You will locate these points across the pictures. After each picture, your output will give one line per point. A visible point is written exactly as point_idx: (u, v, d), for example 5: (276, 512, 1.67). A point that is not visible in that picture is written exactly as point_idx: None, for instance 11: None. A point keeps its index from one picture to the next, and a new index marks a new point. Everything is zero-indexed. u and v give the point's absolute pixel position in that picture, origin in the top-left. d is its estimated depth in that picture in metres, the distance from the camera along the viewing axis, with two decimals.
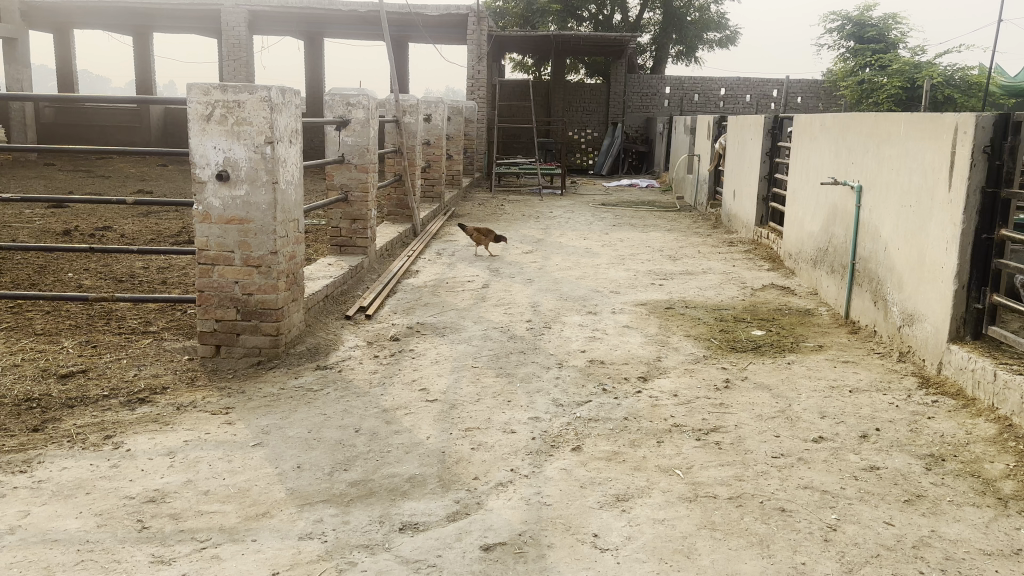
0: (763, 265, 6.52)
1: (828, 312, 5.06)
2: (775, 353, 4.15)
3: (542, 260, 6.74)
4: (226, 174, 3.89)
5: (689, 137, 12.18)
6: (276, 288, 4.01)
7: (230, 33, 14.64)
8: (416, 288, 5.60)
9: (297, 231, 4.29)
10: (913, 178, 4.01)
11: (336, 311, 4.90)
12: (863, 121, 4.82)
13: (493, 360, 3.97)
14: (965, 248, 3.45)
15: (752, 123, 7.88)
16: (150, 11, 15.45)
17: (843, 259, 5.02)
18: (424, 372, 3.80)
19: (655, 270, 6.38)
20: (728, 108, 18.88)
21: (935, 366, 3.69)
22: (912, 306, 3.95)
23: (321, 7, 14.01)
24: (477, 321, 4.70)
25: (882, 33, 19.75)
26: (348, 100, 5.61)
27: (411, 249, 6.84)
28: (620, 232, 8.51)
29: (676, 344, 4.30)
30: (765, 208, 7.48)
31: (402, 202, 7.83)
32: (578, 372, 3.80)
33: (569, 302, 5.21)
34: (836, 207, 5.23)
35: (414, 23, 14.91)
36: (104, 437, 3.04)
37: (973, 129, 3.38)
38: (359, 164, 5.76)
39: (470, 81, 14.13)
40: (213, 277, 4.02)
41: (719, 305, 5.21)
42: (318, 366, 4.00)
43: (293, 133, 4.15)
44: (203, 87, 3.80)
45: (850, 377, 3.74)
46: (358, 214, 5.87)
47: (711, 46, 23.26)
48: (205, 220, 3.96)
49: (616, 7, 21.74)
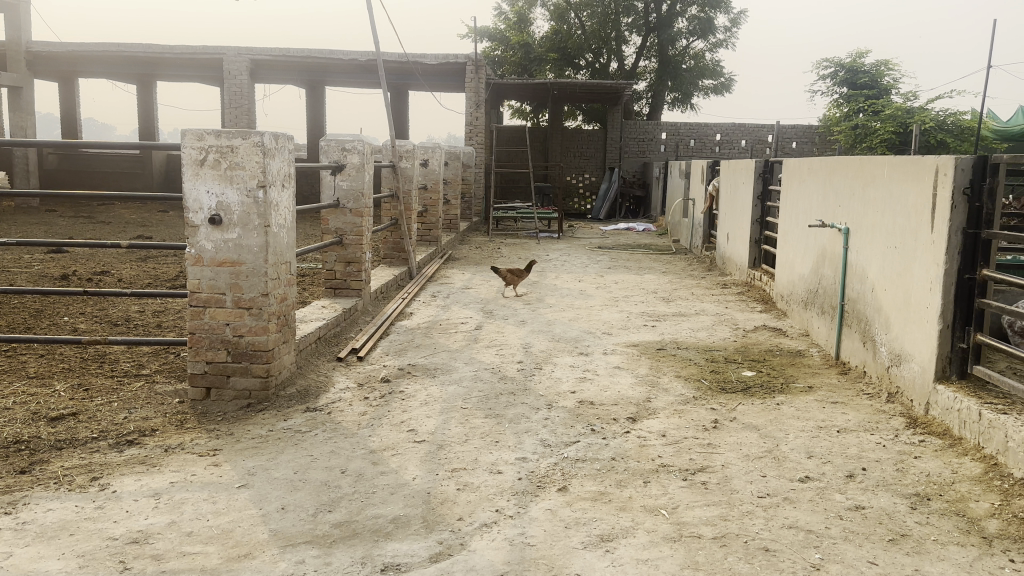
0: (755, 307, 6.56)
1: (819, 353, 5.08)
2: (764, 394, 4.16)
3: (536, 302, 6.78)
4: (218, 218, 3.95)
5: (684, 182, 12.31)
6: (267, 330, 4.04)
7: (231, 81, 14.92)
8: (409, 329, 5.62)
9: (289, 273, 4.34)
10: (897, 220, 4.06)
11: (327, 353, 4.92)
12: (849, 164, 4.90)
13: (482, 401, 3.98)
14: (948, 288, 3.48)
15: (744, 169, 7.99)
16: (154, 60, 15.77)
17: (832, 300, 5.05)
18: (413, 414, 3.80)
19: (648, 311, 6.41)
20: (723, 153, 19.08)
21: (922, 406, 3.69)
22: (899, 345, 3.97)
23: (321, 56, 14.30)
24: (468, 362, 4.71)
25: (874, 80, 19.99)
26: (342, 146, 5.69)
27: (406, 292, 6.88)
28: (615, 275, 8.56)
29: (666, 385, 4.31)
30: (757, 251, 7.55)
31: (399, 245, 7.91)
32: (567, 413, 3.80)
33: (561, 343, 5.23)
34: (825, 250, 5.28)
35: (413, 72, 15.20)
36: (91, 479, 3.04)
37: (952, 171, 3.44)
38: (354, 208, 5.85)
39: (468, 128, 14.36)
40: (205, 319, 4.05)
41: (710, 346, 5.22)
42: (308, 408, 4.00)
43: (286, 177, 4.23)
44: (197, 133, 3.88)
45: (838, 418, 3.75)
46: (353, 257, 5.91)
47: (706, 93, 23.59)
48: (197, 262, 4.01)
49: (612, 55, 22.22)
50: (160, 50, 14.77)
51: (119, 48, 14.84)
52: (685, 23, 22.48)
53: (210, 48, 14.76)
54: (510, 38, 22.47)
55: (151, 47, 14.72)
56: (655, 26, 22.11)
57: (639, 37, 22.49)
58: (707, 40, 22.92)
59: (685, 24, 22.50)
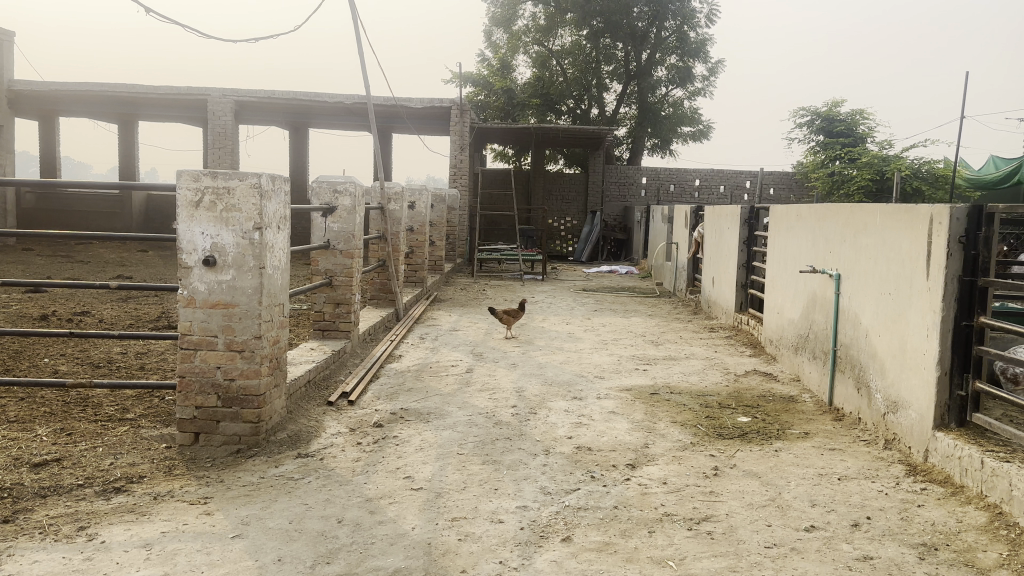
0: (744, 351, 6.57)
1: (812, 399, 5.07)
2: (762, 440, 4.13)
3: (526, 345, 6.74)
4: (212, 259, 3.89)
5: (667, 226, 12.41)
6: (259, 373, 3.97)
7: (215, 121, 14.92)
8: (399, 372, 5.55)
9: (282, 315, 4.27)
10: (891, 267, 4.10)
11: (317, 397, 4.83)
12: (839, 211, 4.96)
13: (479, 447, 3.91)
14: (945, 335, 3.51)
15: (729, 214, 8.07)
16: (137, 100, 15.74)
17: (824, 345, 5.07)
18: (408, 460, 3.72)
19: (638, 355, 6.40)
20: (703, 198, 19.32)
21: (921, 453, 3.69)
22: (895, 392, 3.98)
23: (307, 98, 14.35)
24: (461, 406, 4.65)
25: (850, 128, 20.40)
26: (335, 188, 5.67)
27: (394, 334, 6.82)
28: (602, 318, 8.56)
29: (663, 430, 4.27)
30: (744, 295, 7.59)
31: (386, 286, 7.85)
32: (565, 460, 3.74)
33: (554, 387, 5.18)
34: (815, 295, 5.32)
35: (398, 115, 15.30)
36: (78, 528, 2.93)
37: (947, 220, 3.49)
38: (344, 249, 5.81)
39: (452, 170, 14.42)
40: (195, 363, 3.97)
41: (703, 391, 5.20)
42: (299, 454, 3.91)
43: (281, 219, 4.19)
44: (193, 174, 3.85)
45: (837, 465, 3.73)
46: (342, 298, 5.85)
47: (685, 140, 23.97)
48: (190, 304, 3.94)
49: (593, 102, 22.56)
50: (144, 90, 14.75)
51: (102, 88, 14.80)
52: (664, 71, 22.94)
53: (195, 89, 14.76)
54: (492, 83, 22.76)
55: (135, 87, 14.70)
56: (635, 74, 22.54)
57: (620, 84, 22.90)
58: (686, 89, 23.37)
59: (664, 73, 22.96)
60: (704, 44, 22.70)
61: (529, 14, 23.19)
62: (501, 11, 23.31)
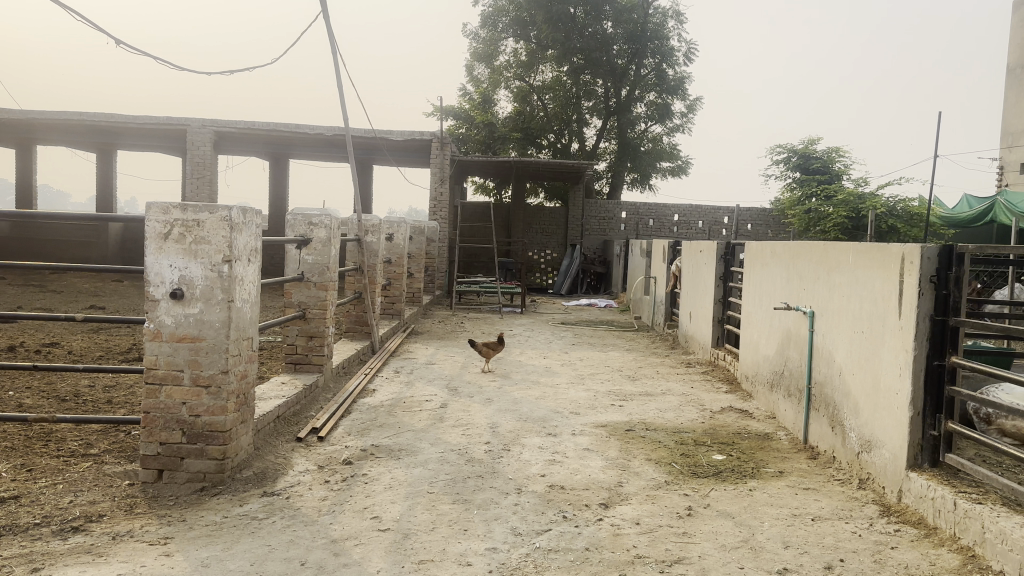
0: (720, 387, 6.55)
1: (787, 436, 5.05)
2: (736, 479, 4.09)
3: (502, 379, 6.68)
4: (180, 292, 3.83)
5: (645, 260, 12.45)
6: (225, 409, 3.88)
7: (195, 152, 14.86)
8: (372, 407, 5.47)
9: (251, 349, 4.20)
10: (863, 306, 4.11)
11: (286, 433, 4.74)
12: (812, 248, 4.99)
13: (450, 485, 3.84)
14: (917, 375, 3.51)
15: (706, 249, 8.10)
16: (116, 129, 15.66)
17: (799, 382, 5.06)
18: (376, 500, 3.64)
19: (615, 390, 6.35)
20: (681, 233, 19.47)
21: (894, 493, 3.66)
22: (869, 432, 3.97)
23: (287, 130, 14.36)
24: (434, 443, 4.57)
25: (826, 165, 20.67)
26: (310, 220, 5.64)
27: (368, 367, 6.74)
28: (580, 352, 8.53)
29: (638, 469, 4.22)
30: (721, 330, 7.59)
31: (362, 318, 7.77)
32: (537, 499, 3.68)
33: (529, 423, 5.12)
34: (790, 332, 5.32)
35: (379, 147, 15.33)
36: (29, 571, 2.82)
37: (919, 259, 3.50)
38: (318, 282, 5.75)
39: (432, 203, 14.44)
40: (160, 398, 3.89)
41: (679, 428, 5.16)
42: (265, 492, 3.82)
43: (252, 252, 4.14)
44: (162, 206, 3.80)
45: (811, 505, 3.69)
46: (316, 331, 5.78)
47: (664, 175, 24.22)
48: (156, 337, 3.86)
49: (573, 136, 22.78)
50: (123, 119, 14.68)
51: (81, 116, 14.71)
52: (643, 108, 23.27)
53: (174, 119, 14.72)
54: (474, 116, 22.91)
55: (114, 116, 14.63)
56: (615, 110, 22.84)
57: (600, 120, 23.17)
58: (665, 125, 23.67)
59: (643, 109, 23.28)
60: (683, 82, 23.08)
61: (510, 50, 23.47)
62: (483, 46, 23.57)
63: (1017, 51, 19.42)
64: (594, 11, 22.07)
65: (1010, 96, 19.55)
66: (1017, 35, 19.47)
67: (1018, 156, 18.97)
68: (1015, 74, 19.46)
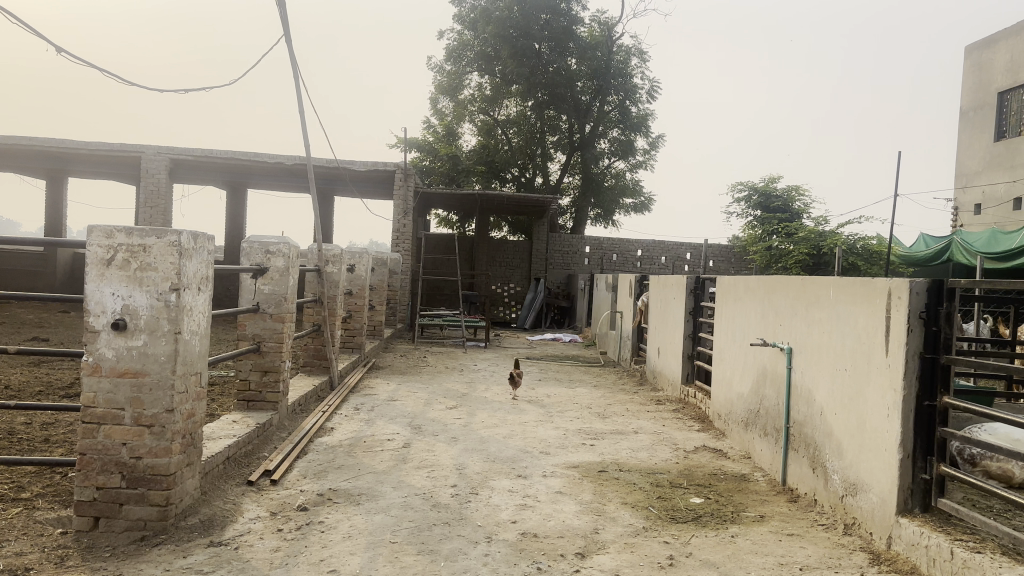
0: (693, 426, 6.36)
1: (764, 478, 4.87)
2: (717, 525, 3.88)
3: (467, 416, 6.42)
4: (122, 323, 3.53)
5: (611, 294, 12.34)
6: (169, 451, 3.57)
7: (149, 179, 14.45)
8: (330, 448, 5.15)
9: (198, 385, 3.90)
10: (846, 343, 3.98)
11: (237, 475, 4.41)
12: (788, 283, 4.88)
13: (413, 534, 3.55)
14: (907, 416, 3.36)
15: (674, 283, 7.98)
16: (66, 155, 15.14)
17: (776, 422, 4.90)
18: (334, 551, 3.34)
19: (586, 429, 6.12)
20: (645, 268, 19.52)
21: (883, 540, 3.49)
22: (854, 474, 3.81)
23: (246, 159, 14.03)
24: (396, 486, 4.29)
25: (786, 204, 20.93)
26: (267, 248, 5.40)
27: (327, 404, 6.41)
28: (546, 388, 8.29)
29: (613, 514, 3.98)
30: (690, 366, 7.44)
31: (320, 352, 7.45)
32: (509, 548, 3.42)
33: (497, 464, 4.86)
34: (765, 369, 5.18)
35: (340, 177, 15.08)
36: None
37: (908, 294, 3.37)
38: (274, 313, 5.46)
39: (395, 235, 14.20)
40: (98, 438, 3.56)
41: (653, 469, 4.94)
42: (211, 542, 3.49)
43: (203, 280, 3.87)
44: (106, 230, 3.52)
45: (798, 553, 3.49)
46: (270, 366, 5.46)
47: (627, 212, 24.30)
48: (94, 372, 3.55)
49: (537, 171, 22.86)
50: (73, 145, 14.20)
51: (29, 142, 14.19)
52: (606, 144, 23.44)
53: (129, 146, 14.28)
54: (437, 149, 22.77)
55: (64, 142, 14.14)
56: (579, 145, 22.95)
57: (563, 155, 23.23)
58: (627, 161, 23.86)
59: (607, 145, 23.43)
60: (645, 119, 23.36)
61: (474, 84, 23.48)
62: (446, 79, 23.54)
63: (967, 95, 20.02)
64: (558, 47, 22.22)
65: (962, 139, 20.12)
66: (968, 79, 20.08)
67: (971, 197, 19.53)
68: (967, 117, 20.02)
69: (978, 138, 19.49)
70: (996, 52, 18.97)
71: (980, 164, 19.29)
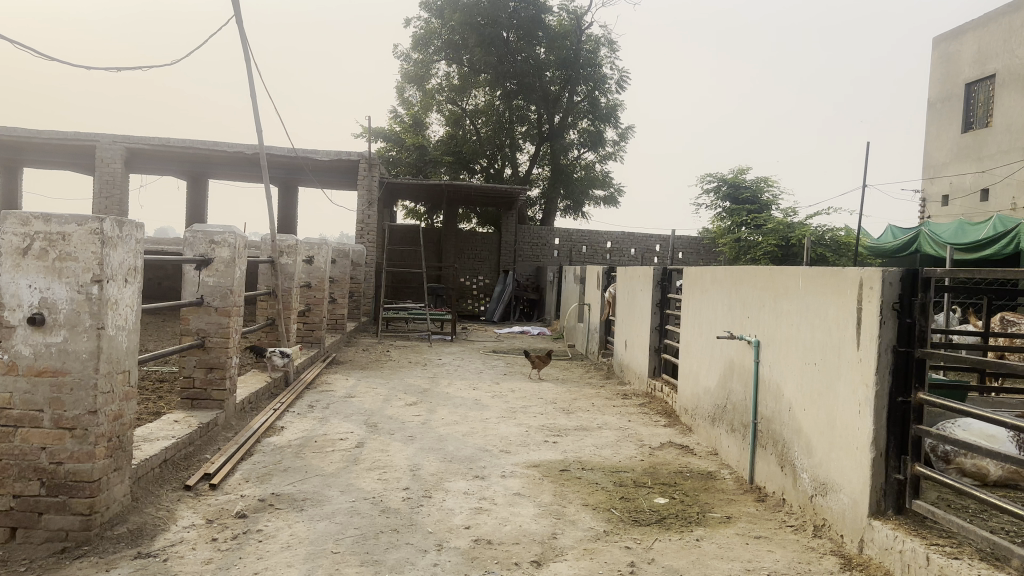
0: (659, 421, 6.19)
1: (731, 475, 4.71)
2: (681, 527, 3.70)
3: (426, 413, 6.18)
4: (39, 318, 3.24)
5: (578, 286, 12.16)
6: (93, 456, 3.29)
7: (104, 169, 13.95)
8: (278, 449, 4.88)
9: (128, 384, 3.63)
10: (815, 336, 3.82)
11: (173, 480, 4.13)
12: (756, 274, 4.72)
13: (358, 543, 3.31)
14: (880, 413, 3.20)
15: (642, 275, 7.79)
16: (17, 143, 14.56)
17: (743, 417, 4.75)
18: (270, 563, 3.09)
19: (549, 425, 5.92)
20: (614, 260, 19.42)
21: (855, 543, 3.32)
22: (824, 473, 3.64)
23: (204, 148, 13.59)
24: (344, 490, 4.04)
25: (755, 195, 20.87)
26: (211, 238, 5.13)
27: (279, 402, 6.14)
28: (511, 382, 8.09)
29: (574, 517, 3.78)
30: (658, 359, 7.26)
31: (274, 347, 7.16)
32: (460, 557, 3.20)
33: (454, 464, 4.63)
34: (732, 362, 5.03)
35: (302, 167, 14.69)
36: None
37: (880, 285, 3.20)
38: (220, 307, 5.17)
39: (360, 226, 13.85)
40: (14, 442, 3.27)
41: (618, 468, 4.75)
42: (139, 554, 3.22)
43: (130, 271, 3.58)
44: (21, 217, 3.23)
45: (766, 558, 3.31)
46: (215, 362, 5.17)
47: (597, 204, 24.19)
48: (10, 370, 3.26)
49: (506, 161, 22.56)
50: (23, 133, 13.63)
51: None
52: (576, 134, 23.21)
53: (82, 134, 13.77)
54: (405, 139, 22.42)
55: (14, 130, 13.58)
56: (548, 136, 22.69)
57: (533, 145, 22.99)
58: (597, 152, 23.69)
59: (576, 136, 23.21)
60: (616, 110, 23.20)
61: (442, 73, 23.19)
62: (413, 68, 23.16)
63: (935, 87, 20.13)
64: (528, 36, 21.94)
65: (930, 130, 20.25)
66: (935, 70, 20.18)
67: (939, 188, 19.69)
68: (935, 109, 20.14)
69: (946, 129, 19.61)
70: (964, 43, 19.06)
71: (948, 156, 19.43)
